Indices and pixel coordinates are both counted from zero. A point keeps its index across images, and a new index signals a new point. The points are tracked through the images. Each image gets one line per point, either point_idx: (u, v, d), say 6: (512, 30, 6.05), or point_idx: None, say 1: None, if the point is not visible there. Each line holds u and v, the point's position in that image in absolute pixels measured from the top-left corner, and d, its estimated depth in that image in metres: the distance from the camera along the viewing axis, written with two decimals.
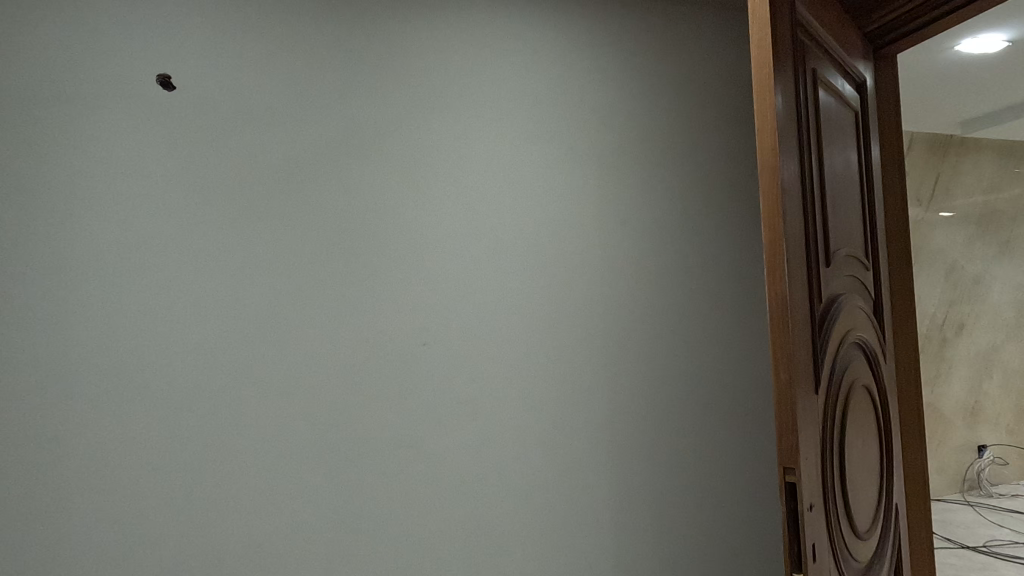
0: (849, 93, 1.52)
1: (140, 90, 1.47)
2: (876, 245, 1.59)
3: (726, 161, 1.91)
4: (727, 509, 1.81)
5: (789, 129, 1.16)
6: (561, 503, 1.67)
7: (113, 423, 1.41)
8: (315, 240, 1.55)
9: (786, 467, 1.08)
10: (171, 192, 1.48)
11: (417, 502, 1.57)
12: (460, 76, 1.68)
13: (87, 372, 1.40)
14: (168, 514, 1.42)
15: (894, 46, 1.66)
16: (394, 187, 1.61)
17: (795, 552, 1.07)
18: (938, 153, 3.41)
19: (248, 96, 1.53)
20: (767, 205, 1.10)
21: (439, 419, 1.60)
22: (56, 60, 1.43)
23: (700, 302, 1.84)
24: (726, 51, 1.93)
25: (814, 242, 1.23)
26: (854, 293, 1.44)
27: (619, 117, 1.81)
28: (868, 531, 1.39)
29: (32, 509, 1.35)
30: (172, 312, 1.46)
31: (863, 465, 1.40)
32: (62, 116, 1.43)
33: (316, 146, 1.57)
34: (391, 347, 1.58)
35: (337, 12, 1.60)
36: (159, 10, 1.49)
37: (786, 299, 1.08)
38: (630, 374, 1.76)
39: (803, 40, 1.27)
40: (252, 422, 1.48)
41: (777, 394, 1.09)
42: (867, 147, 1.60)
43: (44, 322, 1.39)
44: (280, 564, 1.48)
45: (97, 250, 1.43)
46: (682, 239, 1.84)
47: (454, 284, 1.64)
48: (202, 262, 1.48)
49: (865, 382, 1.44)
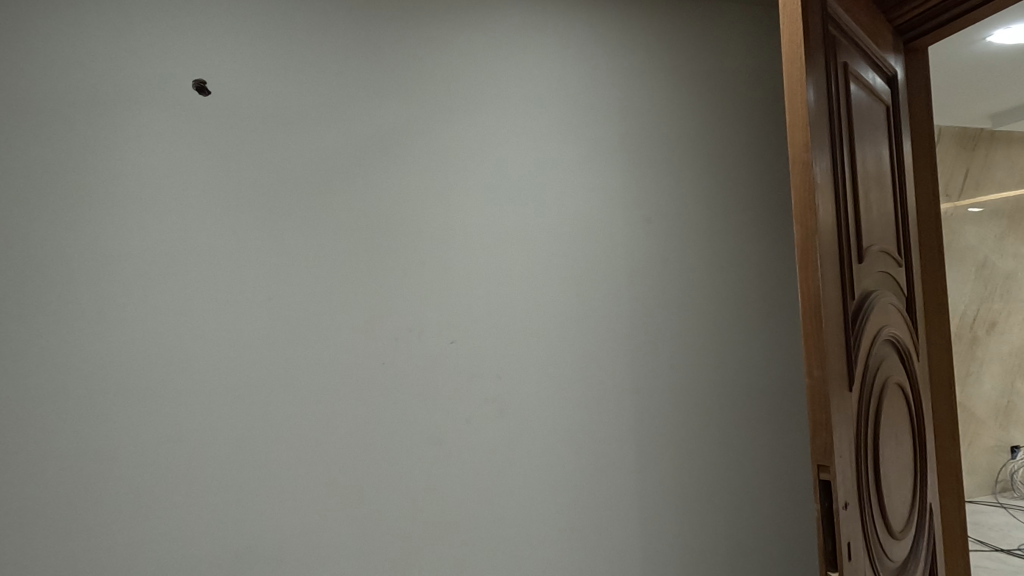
0: (881, 87, 1.50)
1: (177, 94, 1.52)
2: (909, 240, 1.57)
3: (752, 158, 1.89)
4: (754, 509, 1.79)
5: (821, 122, 1.15)
6: (588, 500, 1.67)
7: (150, 419, 1.45)
8: (344, 243, 1.58)
9: (820, 465, 1.08)
10: (205, 195, 1.51)
11: (444, 500, 1.58)
12: (484, 77, 1.70)
13: (126, 369, 1.44)
14: (203, 509, 1.46)
15: (923, 39, 1.63)
16: (420, 188, 1.63)
17: (831, 551, 1.07)
18: (968, 147, 3.33)
19: (279, 100, 1.57)
20: (798, 199, 1.11)
21: (468, 416, 1.61)
22: (95, 66, 1.48)
23: (727, 300, 1.83)
24: (750, 46, 1.92)
25: (846, 237, 1.22)
26: (887, 290, 1.42)
27: (642, 115, 1.81)
28: (902, 530, 1.37)
29: (74, 503, 1.40)
30: (207, 311, 1.49)
31: (897, 464, 1.38)
32: (102, 122, 1.48)
33: (346, 147, 1.60)
34: (420, 344, 1.60)
35: (366, 14, 1.63)
36: (192, 19, 1.53)
37: (819, 296, 1.08)
38: (655, 372, 1.76)
39: (834, 33, 1.26)
40: (284, 419, 1.51)
41: (811, 390, 1.09)
42: (899, 141, 1.57)
43: (85, 321, 1.43)
44: (312, 560, 1.50)
45: (136, 252, 1.47)
46: (709, 237, 1.83)
47: (482, 284, 1.65)
48: (237, 261, 1.52)
49: (897, 379, 1.42)
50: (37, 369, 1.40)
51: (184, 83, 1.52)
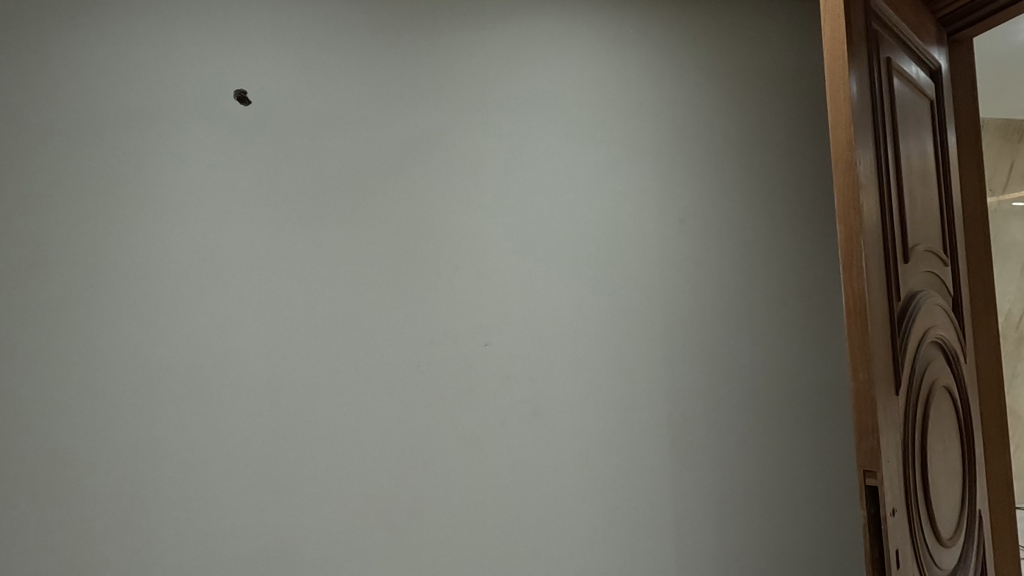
0: (924, 81, 1.46)
1: (219, 105, 1.56)
2: (955, 238, 1.52)
3: (789, 154, 1.85)
4: (793, 511, 1.76)
5: (864, 120, 1.13)
6: (624, 501, 1.67)
7: (197, 420, 1.50)
8: (379, 247, 1.60)
9: (866, 471, 1.06)
10: (246, 202, 1.56)
11: (480, 501, 1.60)
12: (516, 79, 1.70)
13: (173, 371, 1.50)
14: (247, 507, 1.50)
15: (968, 30, 1.57)
16: (455, 192, 1.65)
17: (878, 558, 1.05)
18: (1014, 139, 3.21)
19: (316, 109, 1.60)
20: (842, 199, 1.09)
21: (503, 417, 1.62)
22: (144, 79, 1.54)
23: (763, 300, 1.80)
24: (787, 42, 1.88)
25: (891, 235, 1.19)
26: (933, 290, 1.38)
27: (675, 113, 1.79)
28: (952, 538, 1.33)
29: (126, 500, 1.45)
30: (249, 315, 1.54)
31: (946, 469, 1.34)
32: (150, 133, 1.53)
33: (381, 152, 1.62)
34: (455, 346, 1.61)
35: (399, 22, 1.66)
36: (233, 31, 1.58)
37: (864, 298, 1.06)
38: (689, 372, 1.74)
39: (877, 28, 1.24)
40: (324, 421, 1.55)
41: (856, 393, 1.07)
42: (944, 136, 1.53)
43: (135, 324, 1.49)
44: (352, 558, 1.53)
45: (183, 257, 1.52)
46: (746, 238, 1.80)
47: (515, 285, 1.66)
48: (277, 265, 1.56)
49: (945, 381, 1.38)
50: (93, 370, 1.46)
51: (227, 93, 1.57)
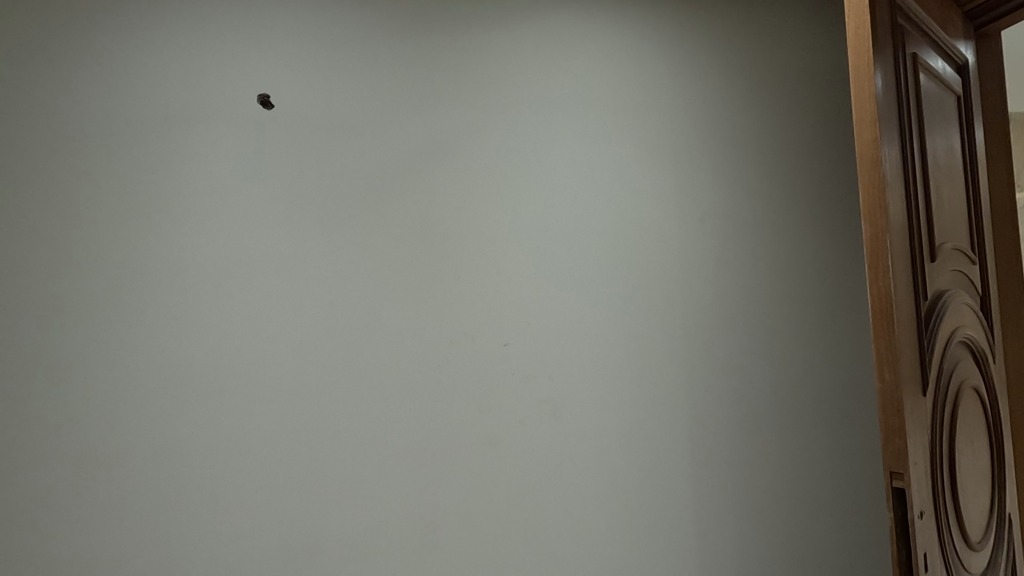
0: (951, 77, 1.43)
1: (242, 109, 1.59)
2: (983, 236, 1.49)
3: (811, 152, 1.83)
4: (814, 513, 1.74)
5: (890, 117, 1.12)
6: (642, 501, 1.66)
7: (221, 418, 1.52)
8: (399, 248, 1.62)
9: (893, 473, 1.05)
10: (268, 205, 1.58)
11: (499, 499, 1.61)
12: (534, 80, 1.70)
13: (199, 369, 1.53)
14: (270, 504, 1.52)
15: (995, 24, 1.54)
16: (473, 192, 1.66)
17: (905, 561, 1.03)
18: None
19: (336, 112, 1.62)
20: (867, 197, 1.08)
21: (522, 416, 1.63)
22: (169, 84, 1.57)
23: (784, 299, 1.78)
24: (807, 38, 1.85)
25: (918, 234, 1.18)
26: (961, 289, 1.35)
27: (694, 112, 1.78)
28: (981, 542, 1.30)
29: (153, 495, 1.48)
30: (272, 315, 1.56)
31: (974, 472, 1.32)
32: (175, 137, 1.56)
33: (400, 154, 1.64)
34: (474, 346, 1.62)
35: (417, 25, 1.67)
36: (256, 37, 1.61)
37: (891, 299, 1.05)
38: (709, 371, 1.73)
39: (902, 24, 1.22)
40: (345, 420, 1.57)
41: (882, 394, 1.06)
42: (972, 132, 1.50)
43: (162, 324, 1.52)
44: (373, 556, 1.55)
45: (207, 258, 1.55)
46: (766, 237, 1.78)
47: (533, 285, 1.66)
48: (299, 266, 1.58)
49: (973, 382, 1.35)
50: (121, 369, 1.50)
51: (250, 98, 1.60)
